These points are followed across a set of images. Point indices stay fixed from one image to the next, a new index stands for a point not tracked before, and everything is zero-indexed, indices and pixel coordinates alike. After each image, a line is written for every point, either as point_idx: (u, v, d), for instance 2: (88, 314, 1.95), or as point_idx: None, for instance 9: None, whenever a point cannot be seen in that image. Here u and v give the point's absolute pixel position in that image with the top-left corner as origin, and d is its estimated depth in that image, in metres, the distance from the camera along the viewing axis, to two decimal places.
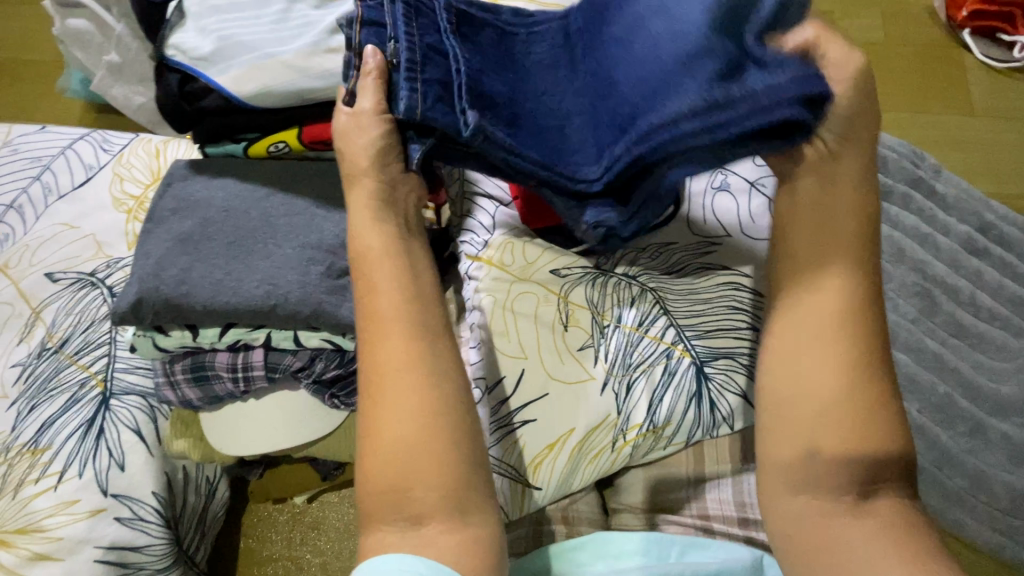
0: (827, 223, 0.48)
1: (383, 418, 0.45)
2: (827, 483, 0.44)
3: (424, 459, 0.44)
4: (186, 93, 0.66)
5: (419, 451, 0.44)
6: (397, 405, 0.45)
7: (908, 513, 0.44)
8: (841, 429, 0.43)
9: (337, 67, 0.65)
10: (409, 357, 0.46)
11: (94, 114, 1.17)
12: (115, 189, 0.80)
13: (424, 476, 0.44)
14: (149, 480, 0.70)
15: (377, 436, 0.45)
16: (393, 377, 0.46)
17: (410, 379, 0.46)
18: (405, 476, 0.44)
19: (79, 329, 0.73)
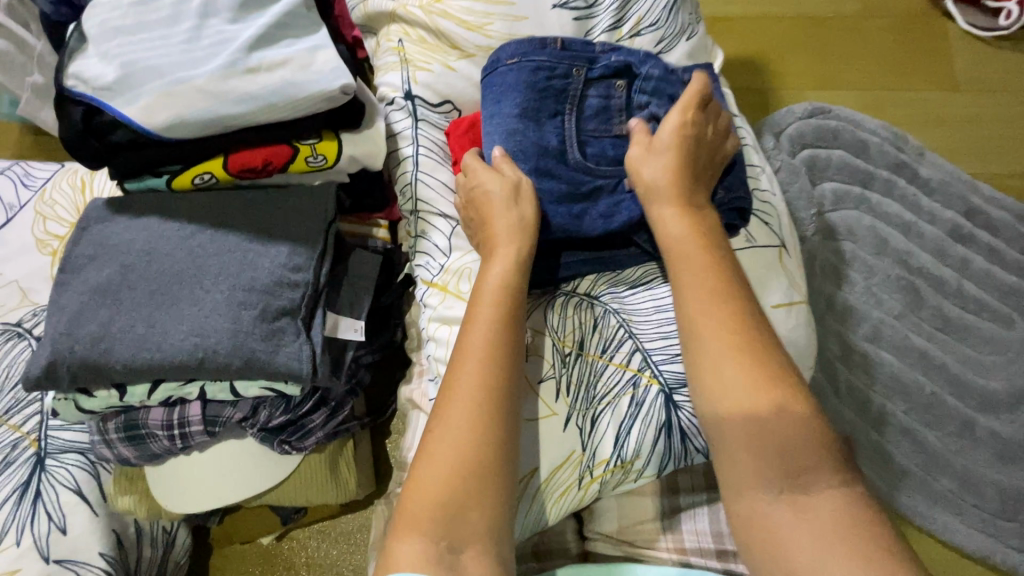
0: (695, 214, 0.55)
1: (438, 441, 0.48)
2: (773, 460, 0.44)
3: (468, 490, 0.46)
4: (93, 127, 0.60)
5: (467, 477, 0.47)
6: (450, 430, 0.49)
7: (852, 507, 0.42)
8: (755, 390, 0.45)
9: (259, 90, 0.60)
10: (480, 399, 0.49)
11: (28, 137, 1.10)
12: (38, 229, 0.74)
13: (470, 509, 0.46)
14: (95, 540, 0.66)
15: (430, 457, 0.48)
16: (461, 401, 0.50)
17: (476, 418, 0.49)
18: (447, 503, 0.46)
19: (8, 385, 0.68)
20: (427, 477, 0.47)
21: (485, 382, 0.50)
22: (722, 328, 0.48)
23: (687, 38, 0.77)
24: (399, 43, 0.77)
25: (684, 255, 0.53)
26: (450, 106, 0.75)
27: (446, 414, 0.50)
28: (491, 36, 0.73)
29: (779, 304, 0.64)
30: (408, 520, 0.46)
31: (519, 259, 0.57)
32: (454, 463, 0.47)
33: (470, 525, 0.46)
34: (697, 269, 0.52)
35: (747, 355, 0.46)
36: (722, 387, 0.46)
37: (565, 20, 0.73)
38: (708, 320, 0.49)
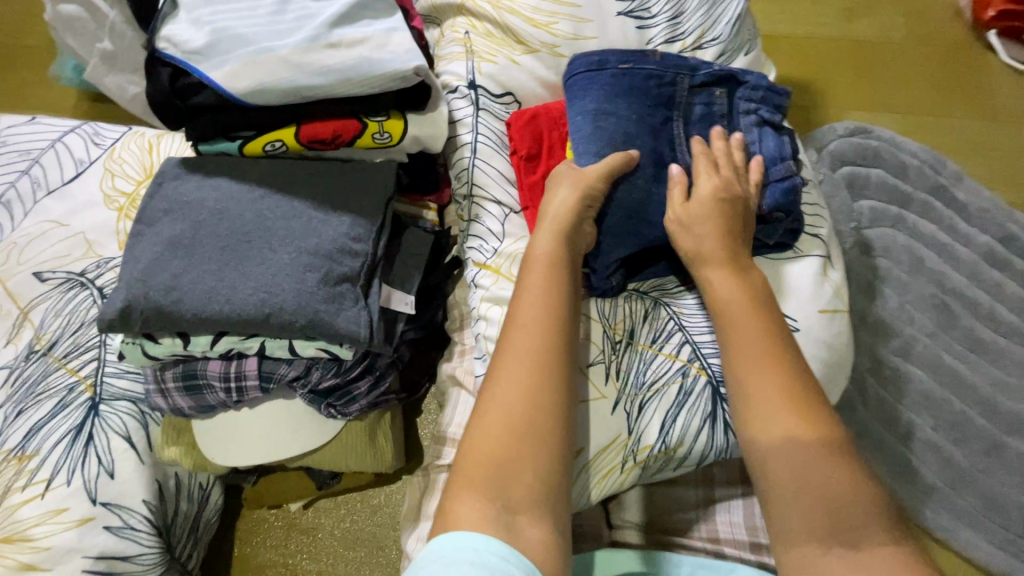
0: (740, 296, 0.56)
1: (493, 402, 0.50)
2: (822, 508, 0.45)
3: (523, 444, 0.48)
4: (180, 88, 0.63)
5: (521, 435, 0.48)
6: (504, 393, 0.50)
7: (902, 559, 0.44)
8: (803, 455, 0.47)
9: (339, 64, 0.63)
10: (535, 361, 0.51)
11: (87, 104, 1.14)
12: (106, 185, 0.76)
13: (524, 465, 0.47)
14: (139, 488, 0.68)
15: (485, 418, 0.49)
16: (514, 362, 0.51)
17: (529, 378, 0.50)
18: (505, 461, 0.47)
19: (68, 331, 0.70)
20: (485, 435, 0.48)
21: (538, 350, 0.52)
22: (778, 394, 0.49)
23: (744, 53, 0.79)
24: (466, 36, 0.79)
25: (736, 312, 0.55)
26: (511, 99, 0.78)
27: (497, 383, 0.51)
28: (556, 35, 0.76)
29: (826, 310, 0.65)
30: (464, 479, 0.47)
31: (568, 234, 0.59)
32: (508, 426, 0.48)
33: (523, 483, 0.47)
34: (750, 345, 0.53)
35: (799, 406, 0.49)
36: (783, 448, 0.48)
37: (627, 28, 0.77)
38: (764, 382, 0.50)
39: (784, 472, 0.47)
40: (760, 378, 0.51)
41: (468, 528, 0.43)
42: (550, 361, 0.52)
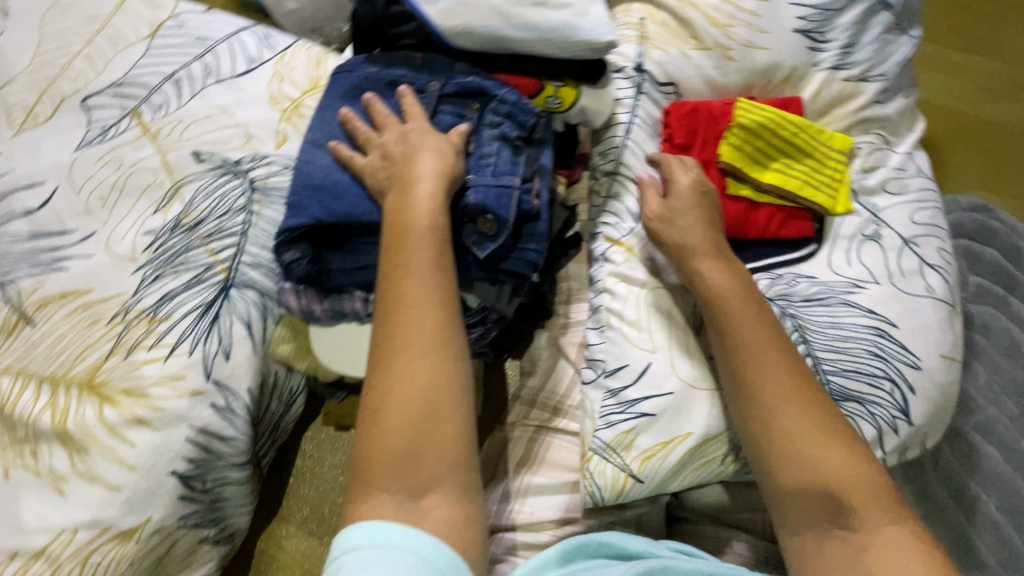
0: (730, 286, 0.63)
1: (398, 380, 0.49)
2: (808, 479, 0.54)
3: (428, 432, 0.49)
4: (390, 14, 0.68)
5: (429, 422, 0.49)
6: (413, 377, 0.49)
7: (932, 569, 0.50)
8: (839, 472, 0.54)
9: (542, 23, 0.68)
10: (439, 343, 0.51)
11: (235, 9, 1.17)
12: (273, 86, 0.79)
13: (435, 451, 0.48)
14: (248, 375, 0.70)
15: (392, 394, 0.49)
16: (422, 340, 0.51)
17: (427, 363, 0.50)
18: (416, 449, 0.48)
19: (215, 213, 0.73)
20: (393, 419, 0.49)
21: (430, 324, 0.51)
22: (799, 399, 0.56)
23: (904, 97, 0.81)
24: (640, 23, 0.80)
25: (744, 318, 0.61)
26: (672, 90, 0.79)
27: (416, 368, 0.50)
28: (731, 38, 0.78)
29: (946, 355, 0.67)
30: (372, 471, 0.48)
31: (436, 194, 0.58)
32: (414, 415, 0.49)
33: (425, 470, 0.48)
34: (752, 334, 0.59)
35: (828, 427, 0.55)
36: (811, 459, 0.54)
37: (800, 47, 0.78)
38: (777, 389, 0.57)
39: (790, 477, 0.55)
40: (773, 393, 0.57)
41: (373, 523, 0.45)
42: (442, 337, 0.51)
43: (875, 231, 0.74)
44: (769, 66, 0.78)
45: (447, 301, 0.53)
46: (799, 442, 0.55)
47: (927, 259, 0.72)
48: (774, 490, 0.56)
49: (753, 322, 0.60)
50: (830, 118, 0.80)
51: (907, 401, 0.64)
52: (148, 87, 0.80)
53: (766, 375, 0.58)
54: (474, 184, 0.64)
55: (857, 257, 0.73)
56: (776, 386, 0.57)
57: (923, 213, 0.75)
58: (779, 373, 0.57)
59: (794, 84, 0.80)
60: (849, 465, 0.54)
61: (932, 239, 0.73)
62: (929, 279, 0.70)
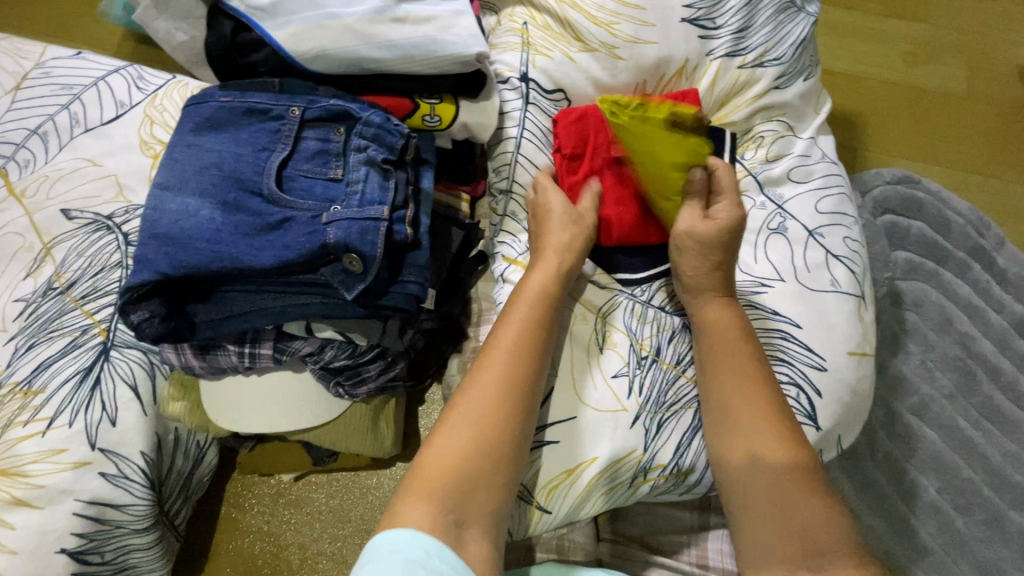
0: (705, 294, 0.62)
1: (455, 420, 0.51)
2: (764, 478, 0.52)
3: (475, 470, 0.49)
4: (239, 43, 0.62)
5: (474, 461, 0.50)
6: (462, 418, 0.51)
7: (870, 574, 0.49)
8: (789, 472, 0.52)
9: (403, 39, 0.62)
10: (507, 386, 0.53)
11: (130, 44, 1.13)
12: (144, 130, 0.76)
13: (480, 489, 0.49)
14: (139, 438, 0.67)
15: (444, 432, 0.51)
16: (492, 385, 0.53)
17: (486, 402, 0.52)
18: (462, 483, 0.49)
19: (88, 273, 0.70)
20: (442, 457, 0.50)
21: (506, 375, 0.54)
22: (760, 398, 0.55)
23: (804, 78, 0.78)
24: (523, 28, 0.76)
25: (726, 337, 0.59)
26: (561, 96, 0.76)
27: (519, 392, 0.53)
28: (616, 36, 0.74)
29: (854, 351, 0.64)
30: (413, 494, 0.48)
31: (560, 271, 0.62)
32: (482, 432, 0.51)
33: (475, 506, 0.48)
34: (726, 335, 0.59)
35: (783, 429, 0.54)
36: (763, 456, 0.53)
37: (690, 36, 0.75)
38: (737, 386, 0.56)
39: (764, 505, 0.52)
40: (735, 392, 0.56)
41: (408, 531, 0.44)
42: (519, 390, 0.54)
43: (781, 224, 0.70)
44: (659, 61, 0.75)
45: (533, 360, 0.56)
46: (755, 441, 0.54)
47: (832, 250, 0.68)
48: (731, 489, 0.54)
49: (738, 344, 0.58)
50: (730, 108, 0.77)
51: (814, 405, 0.61)
52: (13, 143, 0.76)
53: (727, 373, 0.57)
54: (336, 219, 0.55)
55: (763, 253, 0.69)
56: (740, 385, 0.56)
57: (828, 201, 0.72)
58: (747, 373, 0.57)
59: (689, 76, 0.77)
60: (800, 466, 0.53)
61: (837, 227, 0.70)
62: (834, 272, 0.67)
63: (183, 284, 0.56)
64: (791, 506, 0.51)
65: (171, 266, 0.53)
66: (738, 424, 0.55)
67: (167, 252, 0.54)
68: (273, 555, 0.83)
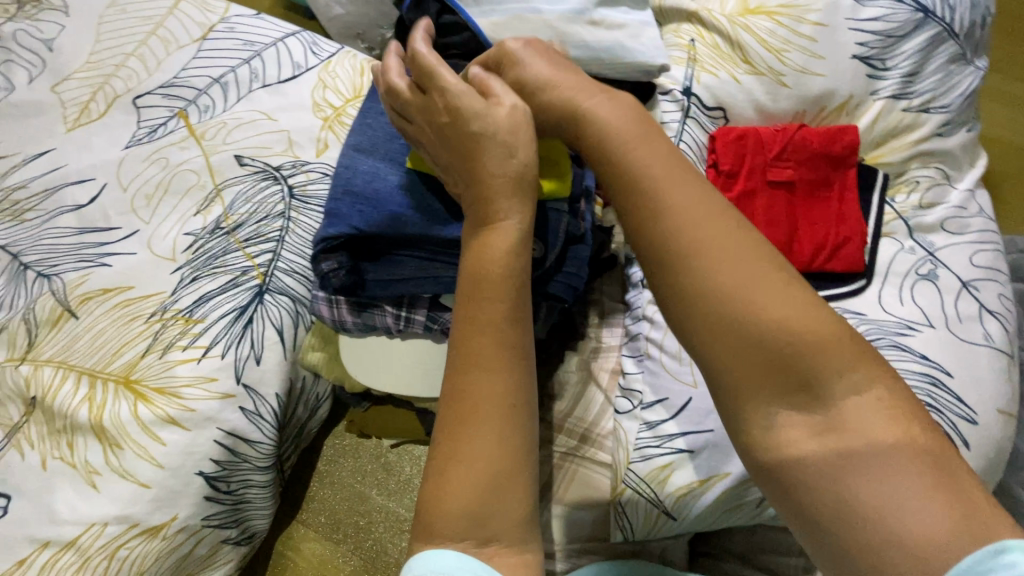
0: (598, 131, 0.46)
1: (462, 424, 0.43)
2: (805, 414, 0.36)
3: (492, 479, 0.42)
4: (441, 23, 0.65)
5: (493, 467, 0.43)
6: (467, 413, 0.43)
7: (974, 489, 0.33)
8: (831, 380, 0.36)
9: (595, 42, 0.65)
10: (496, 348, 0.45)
11: (280, 10, 1.19)
12: (317, 93, 0.80)
13: (502, 501, 0.43)
14: (277, 381, 0.71)
15: (451, 437, 0.44)
16: (478, 355, 0.45)
17: (484, 380, 0.44)
18: (484, 501, 0.42)
19: (253, 218, 0.74)
20: (460, 480, 0.42)
21: (495, 341, 0.45)
22: (772, 294, 0.37)
23: (966, 130, 0.77)
24: (691, 44, 0.78)
25: (647, 174, 0.42)
26: (720, 114, 0.77)
27: (509, 366, 0.45)
28: (785, 63, 0.75)
29: (1003, 410, 0.62)
30: (435, 522, 0.42)
31: (527, 194, 0.50)
32: (493, 427, 0.43)
33: (500, 520, 0.43)
34: (650, 184, 0.42)
35: (806, 318, 0.37)
36: (786, 377, 0.36)
37: (859, 74, 0.75)
38: (732, 273, 0.38)
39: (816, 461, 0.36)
40: (740, 300, 0.37)
41: (440, 552, 0.41)
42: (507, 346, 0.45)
43: (931, 270, 0.70)
44: (823, 94, 0.76)
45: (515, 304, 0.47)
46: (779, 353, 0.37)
47: (985, 304, 0.68)
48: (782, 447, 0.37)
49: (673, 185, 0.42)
50: (887, 149, 0.77)
51: (961, 456, 0.60)
52: (196, 89, 0.81)
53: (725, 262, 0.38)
54: None
55: (910, 296, 0.69)
56: (738, 274, 0.38)
57: (983, 255, 0.71)
58: (747, 262, 0.39)
59: (849, 112, 0.77)
60: (839, 369, 0.36)
61: (991, 282, 0.69)
62: (987, 326, 0.66)
63: (368, 244, 0.60)
64: (858, 436, 0.34)
65: (366, 224, 0.58)
66: (760, 338, 0.37)
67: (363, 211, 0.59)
68: (362, 514, 0.85)
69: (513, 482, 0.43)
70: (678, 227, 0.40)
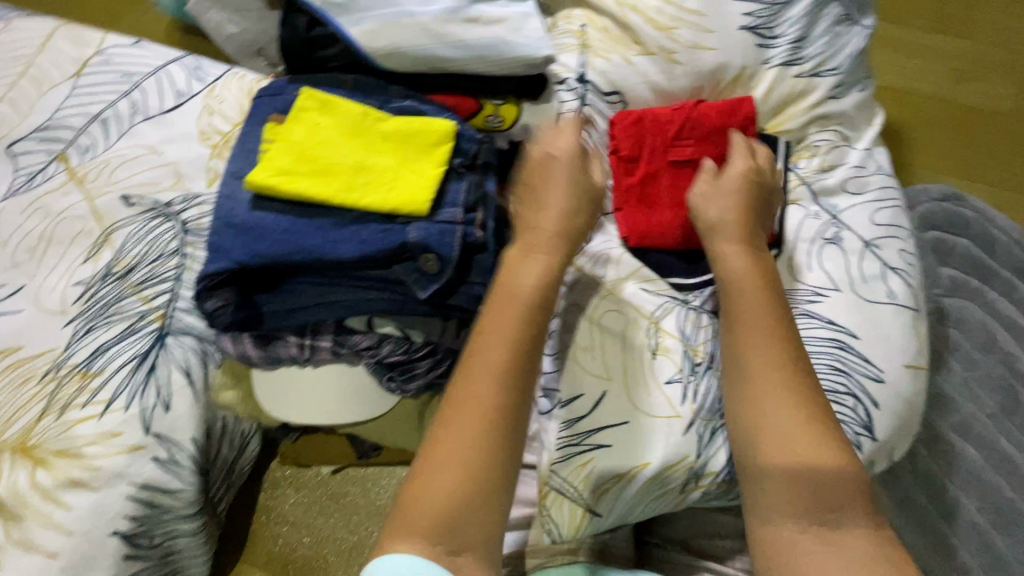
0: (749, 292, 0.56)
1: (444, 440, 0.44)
2: (792, 462, 0.48)
3: (478, 489, 0.43)
4: (314, 37, 0.62)
5: (473, 475, 0.44)
6: (455, 433, 0.45)
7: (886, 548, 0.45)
8: (805, 433, 0.48)
9: (474, 40, 0.62)
10: (492, 373, 0.47)
11: (178, 34, 1.14)
12: (202, 120, 0.77)
13: (477, 508, 0.43)
14: (190, 425, 0.68)
15: (438, 453, 0.44)
16: (475, 381, 0.46)
17: (476, 402, 0.46)
18: (459, 508, 0.42)
19: (147, 259, 0.70)
20: (438, 483, 0.43)
21: (493, 369, 0.47)
22: (776, 369, 0.51)
23: (859, 89, 0.78)
24: (583, 30, 0.76)
25: (755, 300, 0.56)
26: (617, 99, 0.76)
27: (504, 393, 0.46)
28: (676, 41, 0.74)
29: (910, 364, 0.64)
30: (406, 523, 0.42)
31: (558, 258, 0.55)
32: (479, 438, 0.44)
33: (472, 528, 0.42)
34: (761, 317, 0.54)
35: (796, 388, 0.50)
36: (783, 434, 0.48)
37: (749, 44, 0.75)
38: (776, 370, 0.51)
39: (781, 468, 0.48)
40: (767, 377, 0.51)
41: (408, 554, 0.40)
42: (519, 377, 0.47)
43: (835, 234, 0.70)
44: (716, 68, 0.75)
45: (528, 341, 0.49)
46: (779, 423, 0.49)
47: (888, 262, 0.68)
48: (768, 485, 0.48)
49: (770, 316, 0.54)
50: (784, 117, 0.77)
51: (871, 416, 0.61)
52: (74, 128, 0.77)
53: (769, 359, 0.52)
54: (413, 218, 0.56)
55: (818, 261, 0.69)
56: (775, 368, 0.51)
57: (883, 213, 0.72)
58: (773, 354, 0.52)
59: (745, 83, 0.76)
60: (813, 427, 0.49)
61: (893, 239, 0.70)
62: (890, 284, 0.67)
63: (254, 275, 0.57)
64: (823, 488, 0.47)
65: (248, 257, 0.54)
66: (770, 418, 0.49)
67: (242, 240, 0.55)
68: (310, 545, 0.83)
69: (492, 497, 0.44)
70: (744, 339, 0.53)
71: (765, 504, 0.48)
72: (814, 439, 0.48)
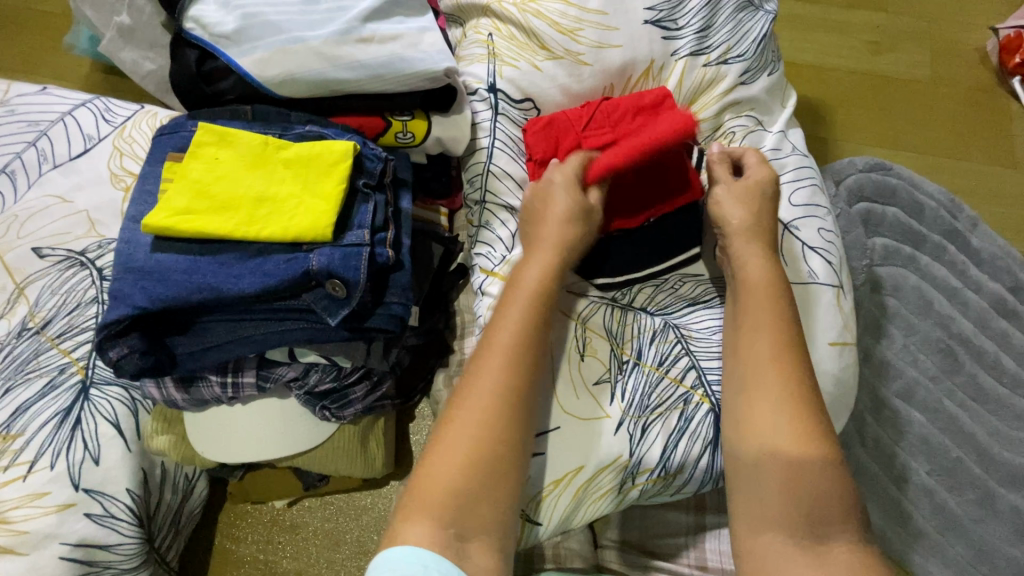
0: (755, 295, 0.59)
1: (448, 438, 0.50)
2: (779, 460, 0.50)
3: (481, 487, 0.48)
4: (205, 72, 0.62)
5: (477, 475, 0.48)
6: (458, 434, 0.49)
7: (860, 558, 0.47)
8: (790, 433, 0.51)
9: (370, 59, 0.62)
10: (497, 386, 0.52)
11: (98, 74, 1.12)
12: (114, 163, 0.75)
13: (481, 504, 0.48)
14: (124, 476, 0.66)
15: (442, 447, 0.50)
16: (481, 390, 0.52)
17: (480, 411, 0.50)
18: (460, 502, 0.47)
19: (64, 311, 0.69)
20: (443, 477, 0.48)
21: (501, 380, 0.52)
22: (771, 368, 0.54)
23: (768, 73, 0.79)
24: (491, 39, 0.76)
25: (755, 304, 0.58)
26: (530, 104, 0.76)
27: (507, 402, 0.51)
28: (581, 42, 0.75)
29: (834, 341, 0.65)
30: (414, 508, 0.47)
31: (553, 268, 0.60)
32: (482, 443, 0.49)
33: (477, 518, 0.47)
34: (762, 321, 0.57)
35: (793, 394, 0.52)
36: (766, 432, 0.51)
37: (654, 38, 0.76)
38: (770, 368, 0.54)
39: (767, 461, 0.50)
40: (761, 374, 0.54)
41: (408, 547, 0.43)
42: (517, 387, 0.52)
43: None
44: (624, 64, 0.76)
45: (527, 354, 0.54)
46: (764, 419, 0.52)
47: (808, 242, 0.69)
48: (751, 480, 0.51)
49: (778, 320, 0.57)
50: (698, 107, 0.78)
51: None
52: None
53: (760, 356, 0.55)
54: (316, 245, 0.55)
55: None
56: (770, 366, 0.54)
57: (801, 193, 0.73)
58: (767, 353, 0.55)
59: (655, 77, 0.77)
60: (804, 431, 0.51)
61: (813, 218, 0.71)
62: (811, 264, 0.68)
63: (160, 319, 0.56)
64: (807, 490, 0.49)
65: (147, 301, 0.53)
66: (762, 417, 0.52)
67: (141, 284, 0.54)
68: None
69: (495, 494, 0.49)
70: (742, 341, 0.57)
71: (748, 500, 0.51)
72: (807, 444, 0.50)
